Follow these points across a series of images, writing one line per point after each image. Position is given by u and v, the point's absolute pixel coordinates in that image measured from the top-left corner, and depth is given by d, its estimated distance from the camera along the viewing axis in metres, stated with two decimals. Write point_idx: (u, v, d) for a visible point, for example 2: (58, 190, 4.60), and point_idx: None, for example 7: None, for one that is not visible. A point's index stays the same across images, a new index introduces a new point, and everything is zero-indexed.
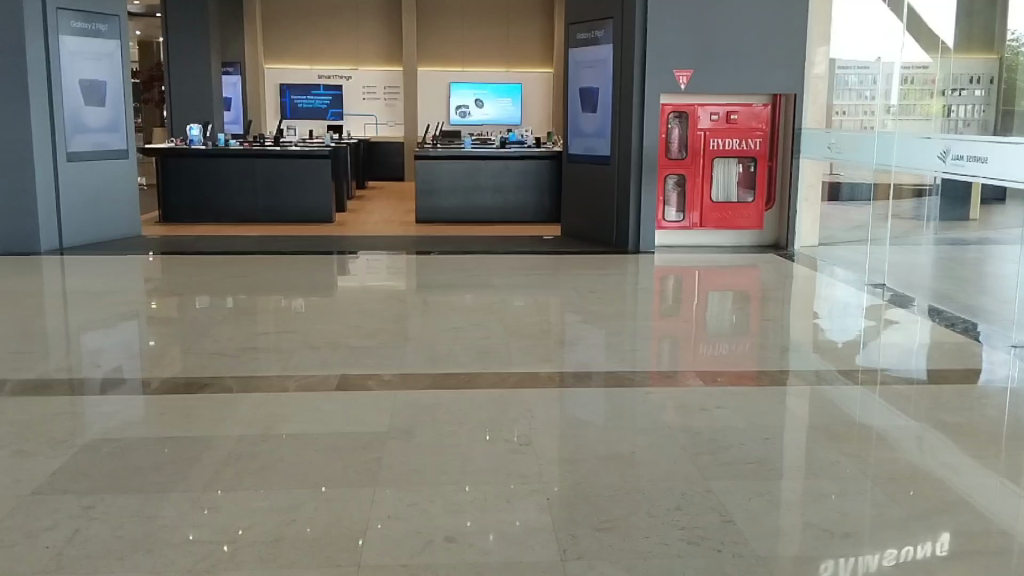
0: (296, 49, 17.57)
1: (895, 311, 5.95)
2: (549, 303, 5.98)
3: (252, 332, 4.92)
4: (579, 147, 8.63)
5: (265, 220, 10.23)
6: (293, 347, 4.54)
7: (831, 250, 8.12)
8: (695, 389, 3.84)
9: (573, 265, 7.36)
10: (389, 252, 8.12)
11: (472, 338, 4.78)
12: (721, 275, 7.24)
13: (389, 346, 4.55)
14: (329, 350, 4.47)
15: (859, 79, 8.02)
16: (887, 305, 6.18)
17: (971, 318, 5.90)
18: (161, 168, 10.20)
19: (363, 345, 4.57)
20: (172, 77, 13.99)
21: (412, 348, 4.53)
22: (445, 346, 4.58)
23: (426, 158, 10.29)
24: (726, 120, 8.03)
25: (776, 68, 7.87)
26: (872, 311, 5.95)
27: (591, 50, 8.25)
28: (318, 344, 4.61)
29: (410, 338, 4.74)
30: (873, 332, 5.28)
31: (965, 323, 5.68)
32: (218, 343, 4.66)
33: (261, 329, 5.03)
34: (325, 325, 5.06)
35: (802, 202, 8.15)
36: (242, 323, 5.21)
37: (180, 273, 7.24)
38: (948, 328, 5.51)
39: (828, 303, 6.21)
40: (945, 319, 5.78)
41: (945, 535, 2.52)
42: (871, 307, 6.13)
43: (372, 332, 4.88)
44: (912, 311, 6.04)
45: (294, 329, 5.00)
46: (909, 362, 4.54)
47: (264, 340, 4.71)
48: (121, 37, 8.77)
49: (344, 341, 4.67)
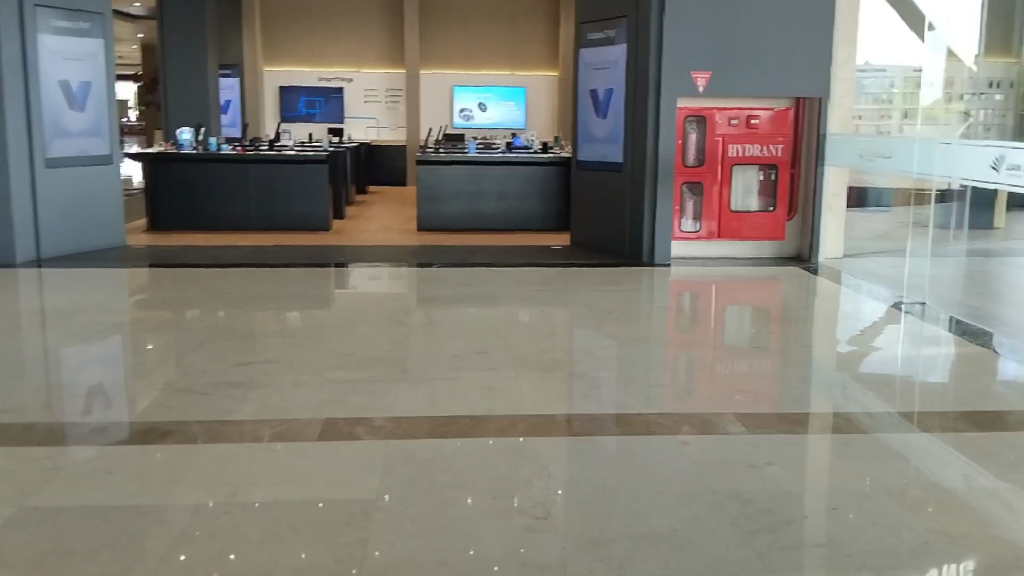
0: (295, 51, 17.09)
1: (914, 324, 5.76)
2: (560, 322, 5.45)
3: (232, 361, 4.43)
4: (591, 153, 8.10)
5: (258, 229, 9.72)
6: (274, 381, 4.02)
7: (858, 262, 7.56)
8: (736, 437, 3.28)
9: (584, 279, 6.83)
10: (387, 264, 7.60)
11: (477, 368, 4.24)
12: (741, 290, 6.74)
13: (382, 379, 4.02)
14: (314, 385, 3.94)
15: (876, 82, 7.62)
16: (911, 320, 5.88)
17: (989, 327, 5.71)
18: (150, 174, 9.69)
19: (353, 377, 4.03)
20: (168, 80, 13.53)
21: (409, 382, 3.99)
22: (444, 379, 4.03)
23: (427, 162, 9.75)
24: (746, 125, 7.48)
25: (803, 68, 7.26)
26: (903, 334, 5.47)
27: (603, 50, 7.72)
28: (303, 376, 4.08)
29: (405, 369, 4.21)
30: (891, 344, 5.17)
31: (982, 333, 5.53)
32: (191, 376, 4.17)
33: (241, 357, 4.52)
34: (312, 353, 4.55)
35: (825, 212, 7.55)
36: (222, 349, 4.71)
37: (162, 287, 6.74)
38: (967, 340, 5.35)
39: (852, 326, 5.69)
40: (962, 328, 5.64)
41: (971, 560, 2.39)
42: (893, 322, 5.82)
43: (364, 360, 4.34)
44: (929, 321, 5.85)
45: (278, 356, 4.48)
46: (952, 395, 4.05)
47: (242, 372, 4.22)
48: (106, 37, 8.27)
49: (331, 372, 4.14)
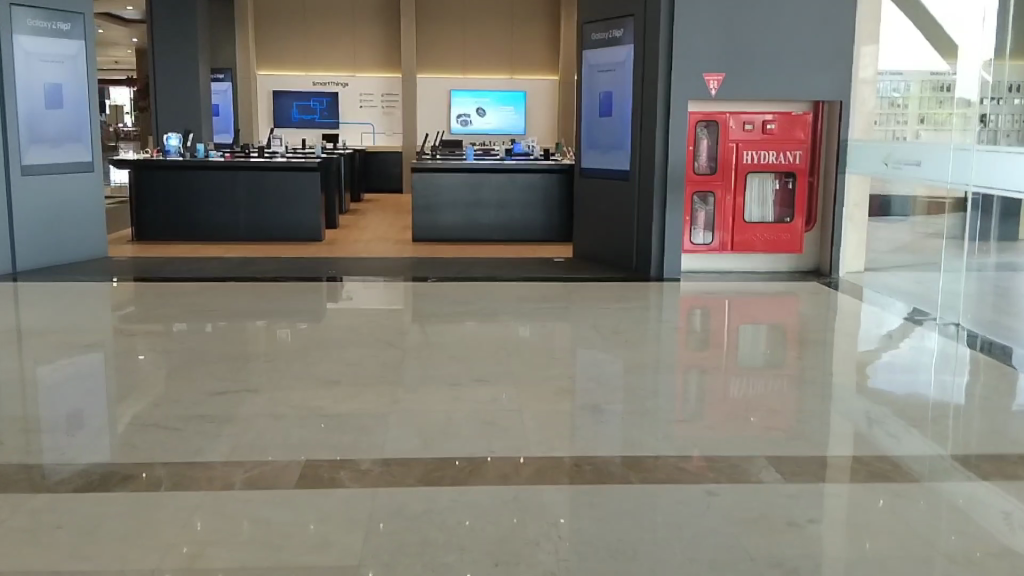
0: (289, 55, 16.77)
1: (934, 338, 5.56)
2: (565, 342, 5.08)
3: (208, 388, 4.04)
4: (595, 160, 7.75)
5: (248, 239, 9.35)
6: (252, 414, 3.64)
7: (879, 276, 7.27)
8: (768, 485, 2.91)
9: (590, 294, 6.46)
10: (382, 278, 7.22)
11: (475, 398, 3.86)
12: (755, 306, 6.40)
13: (371, 412, 3.64)
14: (294, 419, 3.55)
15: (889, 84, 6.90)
16: (936, 335, 5.64)
17: (1008, 342, 5.53)
18: (135, 181, 9.29)
19: (338, 410, 3.65)
20: (158, 84, 13.16)
21: (401, 415, 3.61)
22: (440, 410, 3.65)
23: (424, 170, 9.39)
24: (761, 131, 7.14)
25: (819, 70, 6.94)
26: (930, 351, 5.24)
27: (609, 51, 7.37)
28: (284, 408, 3.70)
29: (396, 399, 3.83)
30: (913, 363, 4.95)
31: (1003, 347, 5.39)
32: (161, 407, 3.79)
33: (218, 383, 4.14)
34: (296, 379, 4.17)
35: (846, 223, 7.23)
36: (198, 374, 4.33)
37: (142, 302, 6.35)
38: (991, 356, 5.17)
39: (875, 343, 5.42)
40: (983, 343, 5.48)
41: None
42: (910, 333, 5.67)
43: (353, 389, 3.96)
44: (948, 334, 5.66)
45: (257, 383, 4.09)
46: (996, 431, 3.69)
47: (217, 401, 3.84)
48: (88, 38, 7.91)
49: (315, 403, 3.76)
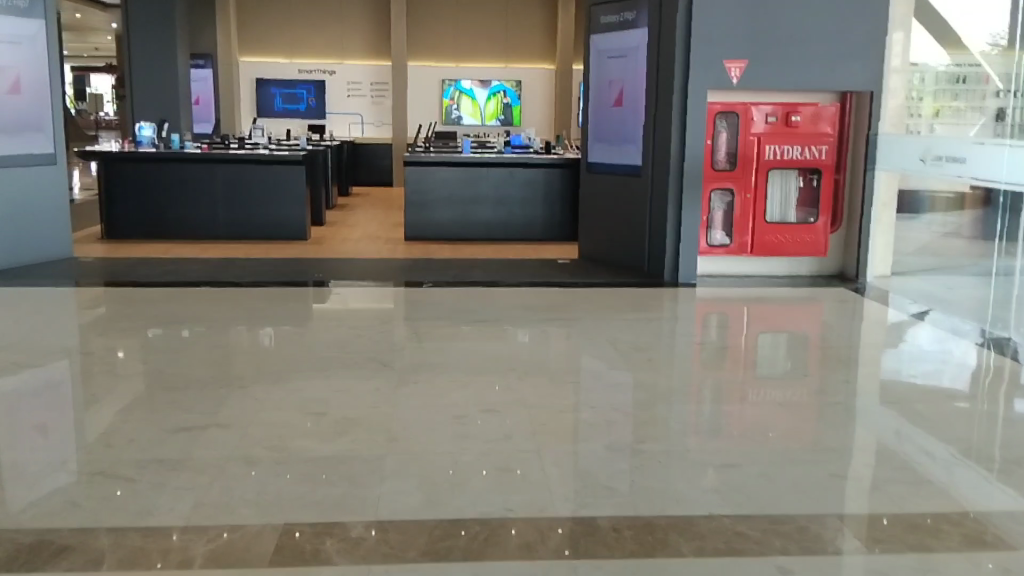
0: (273, 41, 16.02)
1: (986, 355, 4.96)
2: (581, 357, 4.54)
3: (170, 422, 3.45)
4: (604, 154, 7.21)
5: (228, 237, 8.72)
6: (220, 458, 3.06)
7: (906, 281, 6.83)
8: (850, 560, 2.39)
9: (602, 301, 5.92)
10: (374, 282, 6.64)
11: (485, 433, 3.30)
12: (777, 313, 5.92)
13: (363, 454, 3.06)
14: (271, 466, 2.97)
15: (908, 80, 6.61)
16: (985, 350, 5.07)
17: None
18: (104, 175, 8.61)
19: (324, 452, 3.08)
20: (133, 70, 12.41)
21: (399, 458, 3.05)
22: (445, 451, 3.10)
23: (417, 163, 8.79)
24: (784, 123, 6.63)
25: (848, 59, 6.44)
26: (945, 355, 4.91)
27: (620, 36, 6.82)
28: (259, 449, 3.13)
29: (392, 436, 3.26)
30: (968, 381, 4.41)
31: None
32: (112, 448, 3.19)
33: (182, 415, 3.54)
34: (276, 409, 3.59)
35: (873, 223, 6.77)
36: (161, 402, 3.72)
37: (104, 307, 5.71)
38: None
39: (915, 354, 4.92)
40: None
41: None
42: (955, 349, 5.07)
43: (341, 422, 3.39)
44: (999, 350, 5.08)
45: (229, 415, 3.51)
46: None
47: (181, 440, 3.25)
48: (49, 18, 7.21)
49: (296, 442, 3.19)
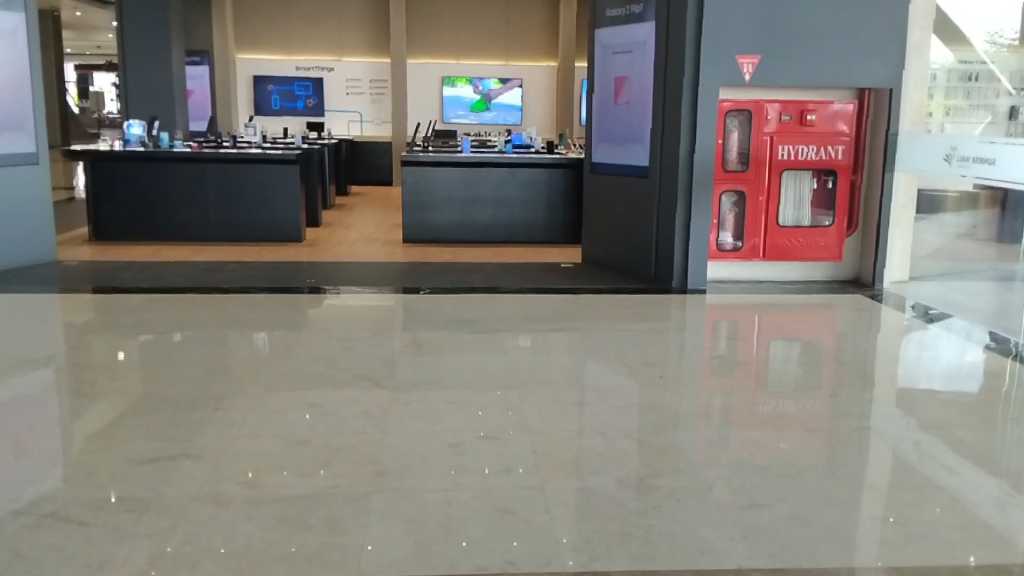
0: (270, 38, 15.73)
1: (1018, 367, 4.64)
2: (588, 372, 4.23)
3: (135, 450, 3.14)
4: (609, 154, 6.91)
5: (219, 239, 8.43)
6: (187, 497, 2.75)
7: (924, 287, 6.53)
8: None
9: (607, 310, 5.62)
10: (368, 287, 6.34)
11: (483, 464, 3.00)
12: (789, 320, 5.63)
13: (348, 492, 2.77)
14: (243, 507, 2.67)
15: (922, 77, 6.27)
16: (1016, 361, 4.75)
17: None
18: (90, 175, 8.33)
19: (303, 490, 2.79)
20: (126, 66, 12.10)
21: (386, 496, 2.75)
22: (438, 489, 2.80)
23: (415, 163, 8.49)
24: (798, 121, 6.33)
25: (866, 54, 6.13)
26: (964, 366, 4.63)
27: (626, 30, 6.50)
28: (231, 486, 2.82)
29: (380, 468, 2.96)
30: (1006, 399, 4.07)
31: None
32: (67, 483, 2.87)
33: (150, 442, 3.23)
34: (254, 435, 3.29)
35: (892, 226, 6.46)
36: (128, 426, 3.41)
37: (81, 316, 5.39)
38: None
39: (942, 366, 4.61)
40: None
41: None
42: (984, 361, 4.74)
43: (324, 452, 3.10)
44: None
45: (202, 443, 3.20)
46: None
47: (147, 472, 2.95)
48: (29, 11, 6.92)
49: (273, 478, 2.89)
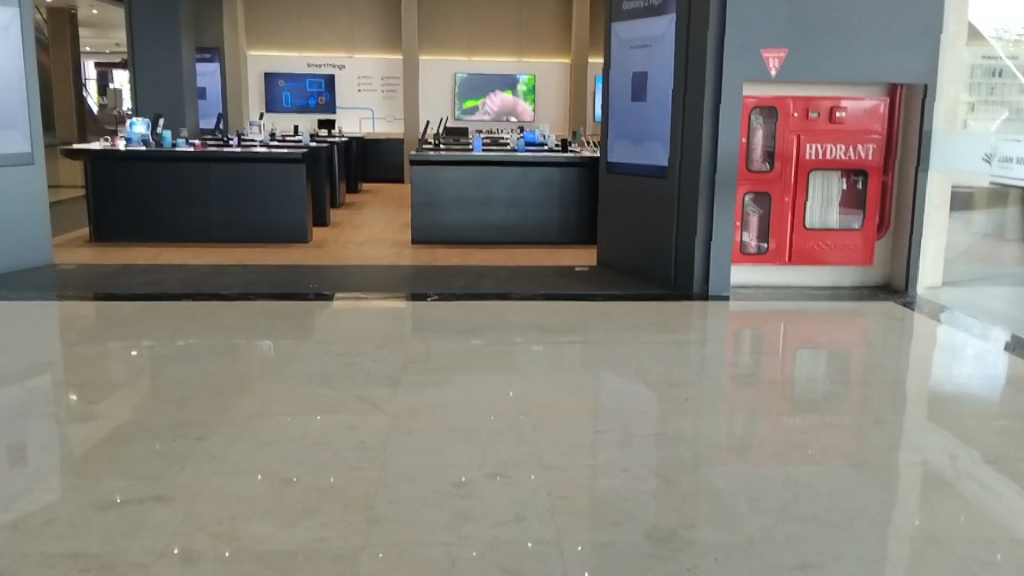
0: (281, 35, 15.54)
1: None
2: (603, 393, 3.95)
3: (112, 490, 2.90)
4: (626, 153, 6.60)
5: (223, 241, 8.25)
6: (154, 552, 2.52)
7: (961, 292, 6.16)
8: None
9: (623, 320, 5.33)
10: (374, 294, 6.10)
11: (490, 512, 2.73)
12: (816, 328, 5.31)
13: (340, 547, 2.52)
14: (224, 566, 2.43)
15: (953, 70, 5.89)
16: None
17: None
18: (92, 175, 8.16)
19: (291, 543, 2.55)
20: (136, 64, 11.98)
21: (382, 551, 2.50)
22: (439, 542, 2.55)
23: (425, 162, 8.23)
24: (827, 119, 5.99)
25: (900, 48, 5.76)
26: (1008, 382, 4.30)
27: (645, 23, 6.18)
28: (212, 537, 2.58)
29: (377, 516, 2.71)
30: None
31: None
32: (34, 531, 2.64)
33: (128, 480, 2.99)
34: (241, 472, 3.05)
35: (926, 229, 6.09)
36: (103, 459, 3.19)
37: (71, 326, 5.18)
38: None
39: (989, 384, 4.25)
40: None
41: None
42: None
43: (315, 495, 2.85)
44: None
45: (185, 482, 2.97)
46: None
47: (121, 517, 2.72)
48: (22, 5, 6.74)
49: (252, 528, 2.65)
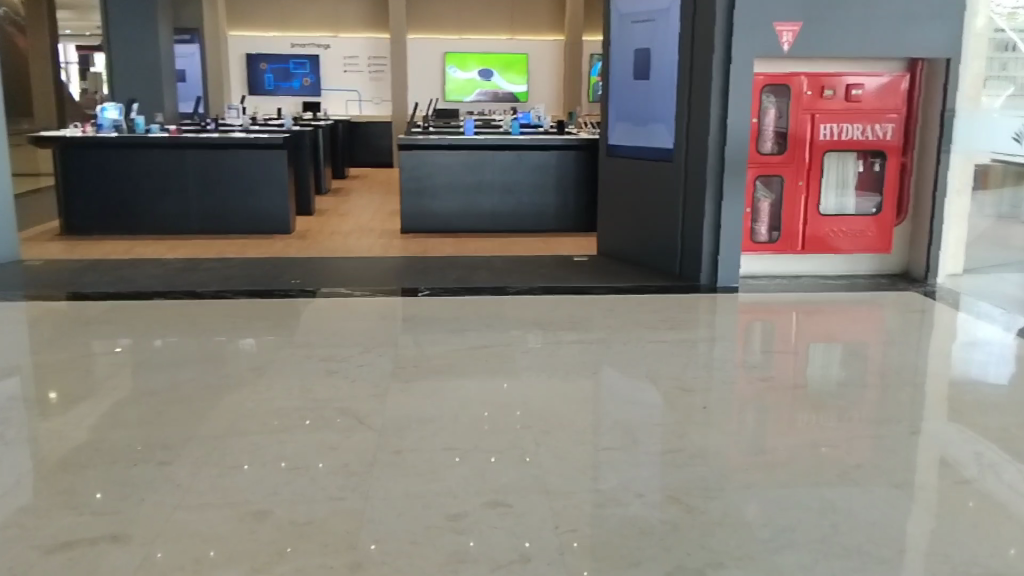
0: (263, 14, 14.91)
1: None
2: (610, 400, 3.61)
3: (59, 529, 2.54)
4: (628, 136, 6.20)
5: (203, 232, 7.82)
6: None
7: (984, 279, 5.83)
8: None
9: (628, 316, 4.98)
10: (361, 289, 5.72)
11: (489, 550, 2.40)
12: (833, 320, 4.99)
13: None
14: None
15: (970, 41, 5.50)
16: None
17: None
18: (62, 164, 7.70)
19: None
20: (110, 46, 11.38)
21: None
22: None
23: (414, 147, 7.80)
24: (843, 97, 5.61)
25: (922, 19, 5.37)
26: None
27: None
28: None
29: (359, 557, 2.36)
30: None
31: None
32: None
33: (78, 515, 2.63)
34: (207, 503, 2.69)
35: (948, 214, 5.75)
36: (50, 490, 2.81)
37: (30, 330, 4.76)
38: None
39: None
40: None
41: None
42: None
43: (289, 532, 2.50)
44: None
45: (142, 516, 2.62)
46: None
47: (65, 562, 2.36)
48: None
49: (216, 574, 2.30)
